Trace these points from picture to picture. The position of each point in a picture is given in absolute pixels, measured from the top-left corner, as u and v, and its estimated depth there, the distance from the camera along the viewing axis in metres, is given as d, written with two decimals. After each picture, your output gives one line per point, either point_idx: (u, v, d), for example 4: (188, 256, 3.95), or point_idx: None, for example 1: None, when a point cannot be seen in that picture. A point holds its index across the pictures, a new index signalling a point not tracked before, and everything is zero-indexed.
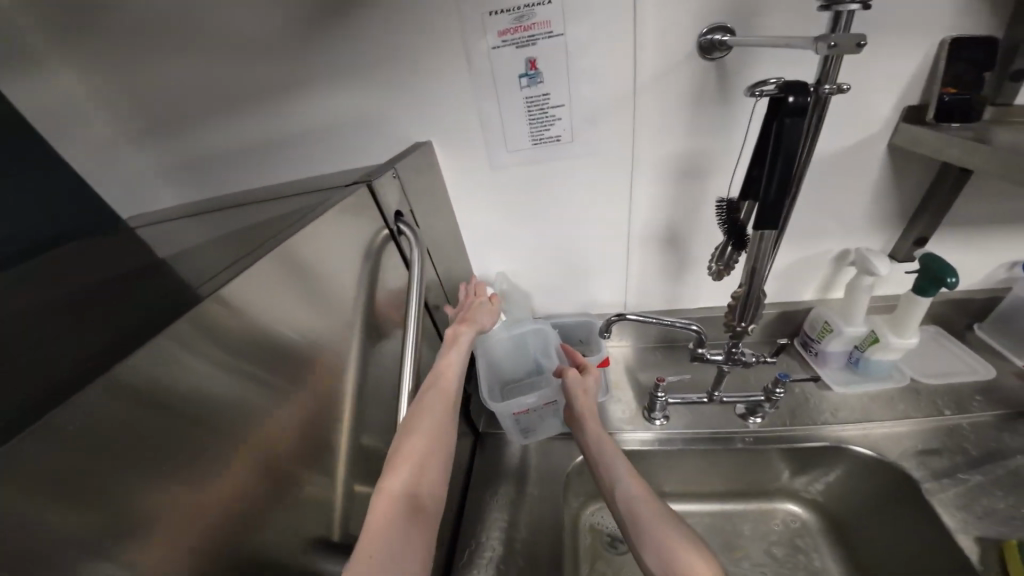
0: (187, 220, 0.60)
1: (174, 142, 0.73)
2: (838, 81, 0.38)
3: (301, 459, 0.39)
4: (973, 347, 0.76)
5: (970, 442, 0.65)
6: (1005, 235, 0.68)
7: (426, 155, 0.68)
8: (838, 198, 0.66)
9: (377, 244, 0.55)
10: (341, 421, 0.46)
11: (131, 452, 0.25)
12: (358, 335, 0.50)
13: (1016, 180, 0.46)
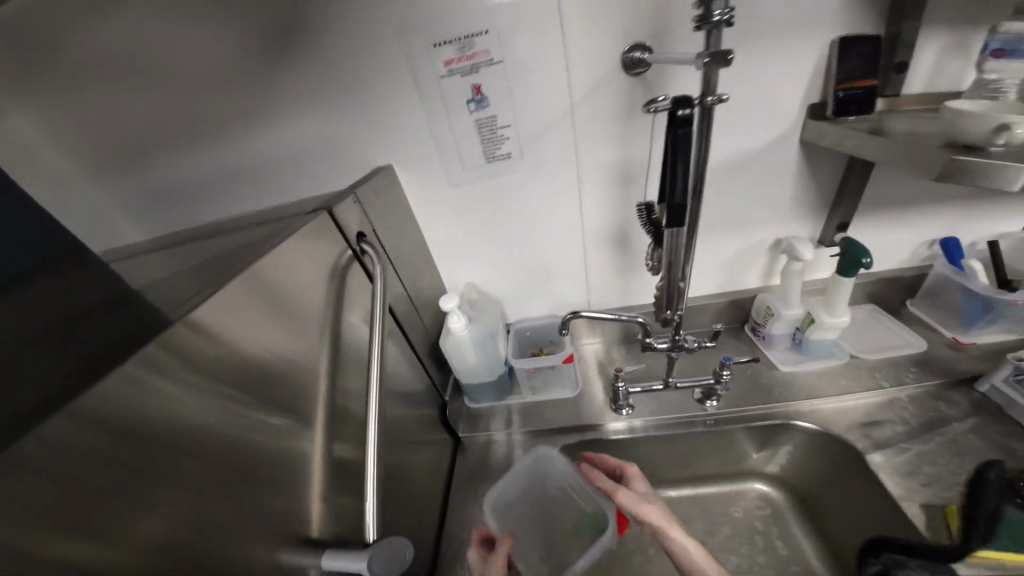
0: (159, 252, 0.64)
1: (140, 176, 0.76)
2: (720, 92, 0.44)
3: (273, 467, 0.42)
4: (908, 321, 0.83)
5: (908, 410, 0.71)
6: (916, 216, 0.76)
7: (387, 177, 0.73)
8: (764, 192, 0.73)
9: (342, 264, 0.60)
10: (311, 430, 0.49)
11: (105, 469, 0.28)
12: (325, 347, 0.54)
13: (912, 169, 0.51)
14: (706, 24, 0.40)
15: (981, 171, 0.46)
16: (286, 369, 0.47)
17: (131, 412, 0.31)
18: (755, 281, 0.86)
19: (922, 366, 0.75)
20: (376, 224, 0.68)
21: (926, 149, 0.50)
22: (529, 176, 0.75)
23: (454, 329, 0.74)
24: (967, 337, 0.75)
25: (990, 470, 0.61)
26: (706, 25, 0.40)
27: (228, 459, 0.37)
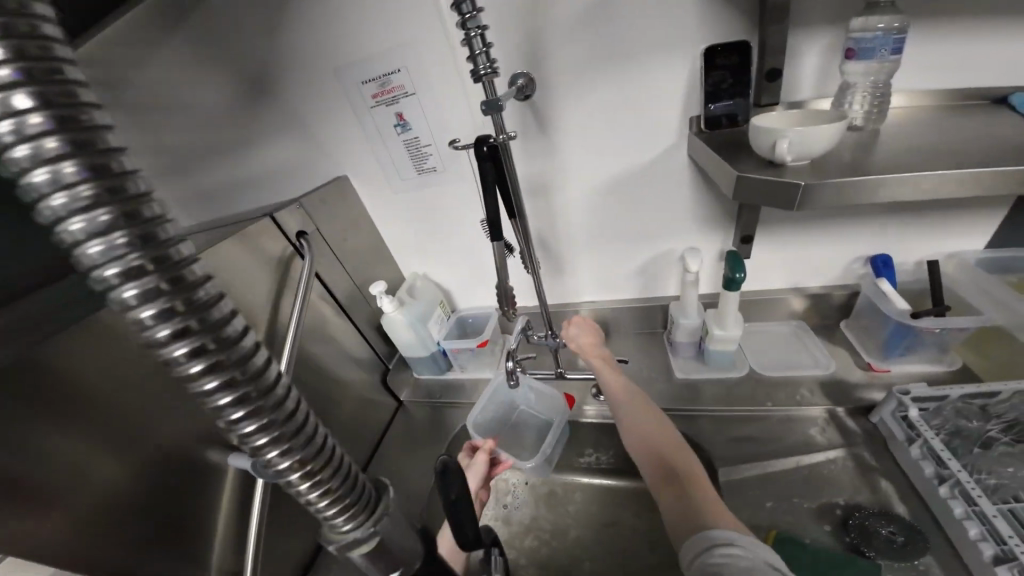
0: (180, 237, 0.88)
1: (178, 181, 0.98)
2: (507, 130, 0.53)
3: None
4: (832, 340, 0.80)
5: (792, 430, 0.71)
6: (832, 231, 0.74)
7: (340, 186, 0.91)
8: (663, 201, 0.77)
9: (286, 257, 0.80)
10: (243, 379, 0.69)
11: (71, 381, 0.47)
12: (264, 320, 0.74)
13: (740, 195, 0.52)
14: (480, 77, 0.48)
15: (770, 189, 0.49)
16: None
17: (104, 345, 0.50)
18: (674, 288, 0.89)
19: (825, 387, 0.73)
20: (321, 225, 0.86)
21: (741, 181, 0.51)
22: (454, 186, 0.88)
23: (387, 312, 0.90)
24: (883, 364, 0.73)
25: (835, 505, 0.63)
26: (481, 78, 0.48)
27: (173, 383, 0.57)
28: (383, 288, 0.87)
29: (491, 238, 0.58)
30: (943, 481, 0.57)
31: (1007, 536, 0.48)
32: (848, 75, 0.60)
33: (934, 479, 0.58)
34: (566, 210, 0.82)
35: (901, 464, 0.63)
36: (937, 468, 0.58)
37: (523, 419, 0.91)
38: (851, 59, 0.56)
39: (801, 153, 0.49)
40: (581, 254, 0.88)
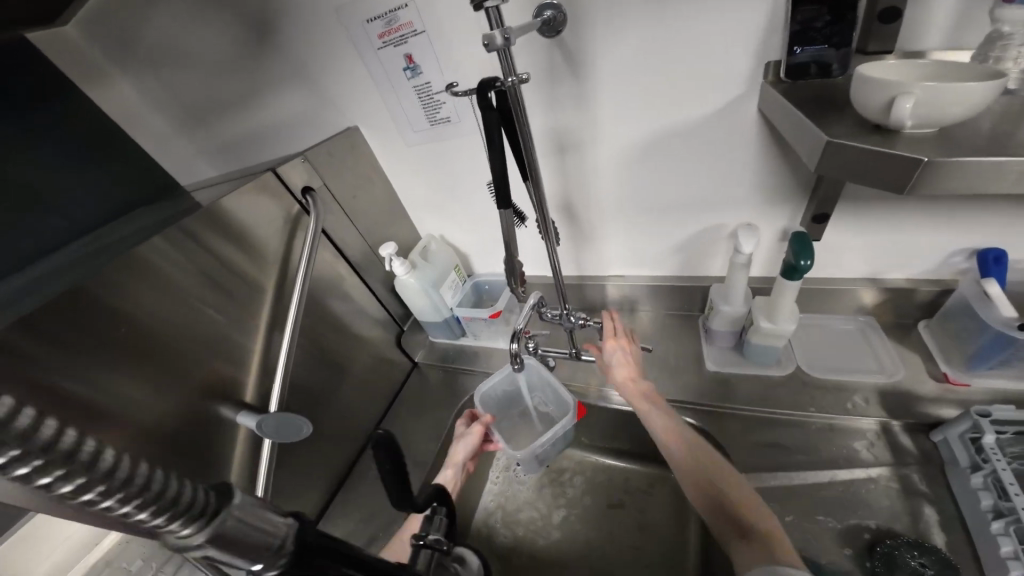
0: (198, 192, 0.84)
1: (202, 135, 0.94)
2: (517, 72, 0.41)
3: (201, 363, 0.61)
4: (903, 344, 0.68)
5: (833, 442, 0.62)
6: (935, 215, 0.59)
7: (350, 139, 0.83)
8: (718, 167, 0.64)
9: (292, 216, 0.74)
10: (246, 343, 0.68)
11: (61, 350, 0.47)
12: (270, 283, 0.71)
13: (828, 166, 0.38)
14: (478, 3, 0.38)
15: (865, 165, 0.36)
16: (226, 295, 0.65)
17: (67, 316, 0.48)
18: (719, 269, 0.78)
19: (883, 396, 0.63)
20: (328, 179, 0.79)
21: (830, 146, 0.37)
22: (471, 142, 0.77)
23: (398, 276, 0.85)
24: (963, 377, 0.61)
25: (863, 529, 0.55)
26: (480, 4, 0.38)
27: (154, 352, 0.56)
28: (394, 250, 0.81)
29: (496, 205, 0.48)
30: (999, 515, 0.48)
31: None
32: (1000, 23, 0.41)
33: (989, 512, 0.49)
34: (598, 172, 0.71)
35: (954, 492, 0.54)
36: (996, 500, 0.48)
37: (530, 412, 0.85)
38: (1010, 5, 0.39)
39: (926, 116, 0.35)
40: (612, 224, 0.77)
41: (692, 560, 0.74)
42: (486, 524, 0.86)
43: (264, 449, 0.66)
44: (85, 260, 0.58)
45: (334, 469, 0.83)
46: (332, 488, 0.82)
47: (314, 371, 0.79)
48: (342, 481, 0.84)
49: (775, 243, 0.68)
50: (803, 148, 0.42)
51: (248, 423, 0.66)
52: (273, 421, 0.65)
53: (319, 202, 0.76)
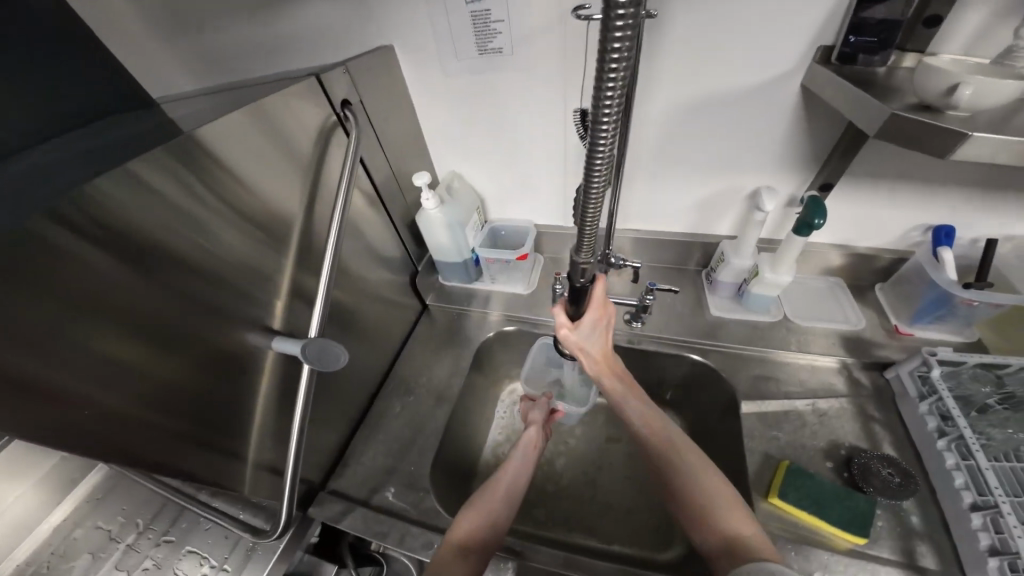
0: (194, 96, 0.72)
1: (187, 31, 0.80)
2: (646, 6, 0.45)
3: (238, 284, 0.56)
4: (864, 302, 0.82)
5: (811, 377, 0.75)
6: (914, 195, 0.71)
7: (384, 59, 0.75)
8: (751, 134, 0.71)
9: (326, 133, 0.67)
10: (278, 267, 0.62)
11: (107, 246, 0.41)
12: (302, 205, 0.65)
13: (898, 139, 0.46)
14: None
15: (926, 134, 0.43)
16: (266, 215, 0.58)
17: (117, 210, 0.41)
18: (726, 228, 0.87)
19: (851, 342, 0.76)
20: (362, 98, 0.72)
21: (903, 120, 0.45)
22: (518, 82, 0.73)
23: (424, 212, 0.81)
24: (908, 328, 0.76)
25: (840, 445, 0.66)
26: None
27: (199, 266, 0.50)
28: (429, 181, 0.73)
29: None
30: (941, 435, 0.61)
31: (992, 485, 0.52)
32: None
33: (934, 432, 0.61)
34: (643, 126, 0.75)
35: (902, 415, 0.67)
36: (939, 423, 0.61)
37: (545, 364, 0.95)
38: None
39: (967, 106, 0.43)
40: (644, 178, 0.83)
41: None
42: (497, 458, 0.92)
43: (303, 375, 0.63)
44: (87, 150, 0.46)
45: (352, 407, 0.82)
46: (351, 427, 0.82)
47: (336, 305, 0.75)
48: (360, 420, 0.84)
49: (785, 208, 0.79)
50: (866, 119, 0.49)
51: (287, 348, 0.62)
52: (315, 347, 0.61)
53: (356, 120, 0.69)
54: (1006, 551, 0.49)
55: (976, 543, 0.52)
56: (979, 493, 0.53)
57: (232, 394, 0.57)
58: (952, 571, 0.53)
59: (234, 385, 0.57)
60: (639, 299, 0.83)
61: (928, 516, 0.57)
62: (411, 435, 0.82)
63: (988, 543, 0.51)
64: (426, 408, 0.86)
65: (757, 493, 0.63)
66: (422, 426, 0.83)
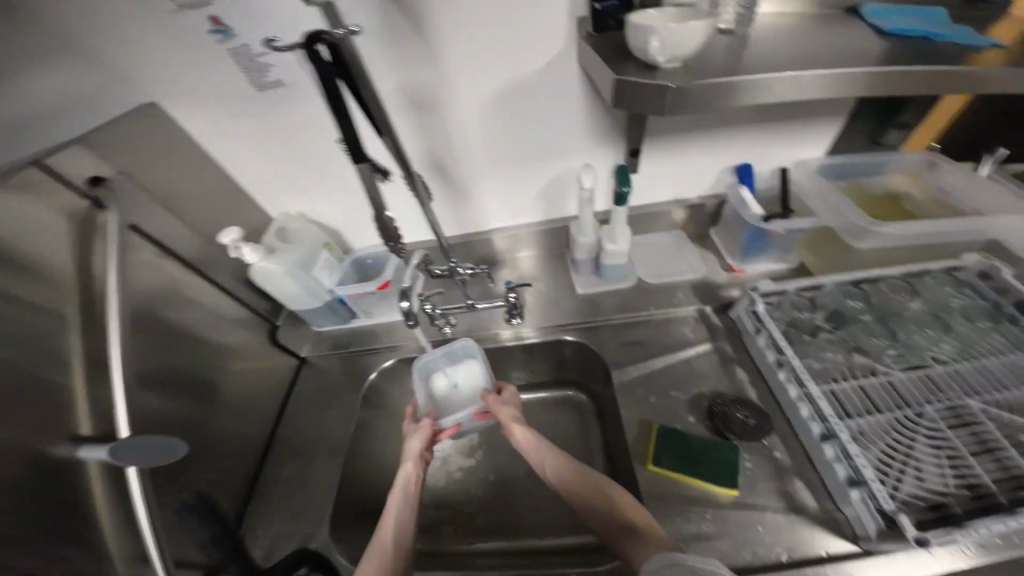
0: None
1: None
2: (345, 25, 0.42)
3: (22, 415, 0.47)
4: (706, 248, 0.89)
5: (673, 330, 0.80)
6: (704, 144, 0.78)
7: (157, 122, 0.68)
8: (558, 117, 0.73)
9: (91, 219, 0.57)
10: (78, 378, 0.53)
11: None
12: (79, 309, 0.55)
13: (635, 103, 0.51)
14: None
15: (649, 94, 0.49)
16: (26, 337, 0.49)
17: None
18: (570, 208, 0.91)
19: (697, 290, 0.83)
20: (123, 168, 0.64)
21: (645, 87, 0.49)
22: (310, 108, 0.71)
23: (252, 264, 0.74)
24: (741, 265, 0.82)
25: (700, 398, 0.72)
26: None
27: None
28: (238, 236, 0.70)
29: (354, 160, 0.47)
30: (780, 364, 0.68)
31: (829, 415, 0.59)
32: None
33: (774, 363, 0.68)
34: (462, 128, 0.74)
35: (750, 352, 0.74)
36: (776, 355, 0.68)
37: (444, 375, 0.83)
38: None
39: (670, 52, 0.48)
40: (483, 176, 0.82)
41: (601, 454, 0.86)
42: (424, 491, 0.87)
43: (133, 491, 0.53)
44: None
45: (234, 489, 0.72)
46: (240, 508, 0.71)
47: (175, 398, 0.66)
48: (248, 498, 0.73)
49: (607, 180, 0.83)
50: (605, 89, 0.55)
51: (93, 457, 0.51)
52: (135, 447, 0.52)
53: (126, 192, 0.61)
54: (860, 481, 0.55)
55: (836, 474, 0.58)
56: (822, 423, 0.60)
57: (66, 539, 0.48)
58: (828, 505, 0.59)
59: (64, 526, 0.48)
60: (504, 298, 0.83)
61: (792, 450, 0.64)
62: (309, 498, 0.73)
63: (845, 474, 0.57)
64: (322, 465, 0.77)
65: (638, 461, 0.67)
66: (321, 483, 0.74)
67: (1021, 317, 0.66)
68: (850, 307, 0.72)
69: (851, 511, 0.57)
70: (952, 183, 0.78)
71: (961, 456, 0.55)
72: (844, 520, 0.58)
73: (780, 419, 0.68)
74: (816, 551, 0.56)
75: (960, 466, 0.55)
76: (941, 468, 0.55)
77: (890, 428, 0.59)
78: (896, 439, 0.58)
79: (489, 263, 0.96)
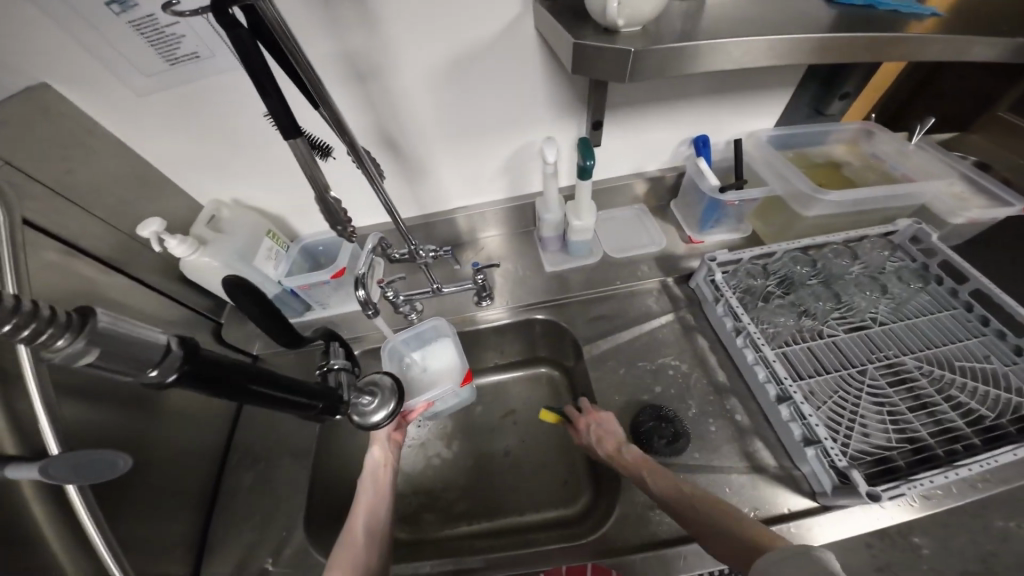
0: None
1: None
2: None
3: None
4: (666, 220, 0.91)
5: (639, 303, 0.82)
6: (663, 117, 0.77)
7: (44, 106, 0.57)
8: (515, 88, 0.70)
9: None
10: None
11: None
12: None
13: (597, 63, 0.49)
14: None
15: (604, 55, 0.48)
16: None
17: None
18: (535, 184, 0.88)
19: (660, 261, 0.85)
20: (11, 156, 0.54)
21: (606, 49, 0.47)
22: (238, 85, 0.63)
23: (183, 258, 0.67)
24: (700, 236, 0.85)
25: (668, 364, 0.74)
26: None
27: None
28: (161, 226, 0.62)
29: (286, 137, 0.41)
30: (738, 331, 0.71)
31: (783, 378, 0.62)
32: None
33: (734, 332, 0.71)
34: (413, 100, 0.69)
35: (710, 320, 0.77)
36: (734, 322, 0.71)
37: (410, 359, 0.80)
38: None
39: (632, 16, 0.46)
40: (441, 153, 0.78)
41: None
42: (402, 479, 0.85)
43: (80, 507, 0.46)
44: None
45: (192, 500, 0.66)
46: (202, 516, 0.66)
47: (117, 416, 0.59)
48: (212, 505, 0.68)
49: (571, 154, 0.81)
50: (562, 51, 0.52)
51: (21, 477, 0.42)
52: (65, 463, 0.42)
53: (10, 190, 0.52)
54: (815, 440, 0.59)
55: (792, 435, 0.62)
56: (778, 385, 0.64)
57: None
58: (787, 463, 0.64)
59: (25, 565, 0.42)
60: (471, 281, 0.81)
61: (752, 411, 0.69)
62: (277, 501, 0.69)
63: (801, 433, 0.61)
64: (287, 466, 0.72)
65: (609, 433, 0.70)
66: (288, 485, 0.70)
67: (945, 277, 0.73)
68: (798, 273, 0.76)
69: (808, 468, 0.61)
70: (885, 149, 0.83)
71: (899, 411, 0.62)
72: (800, 476, 0.62)
73: (739, 381, 0.72)
74: (780, 507, 0.60)
75: (899, 420, 0.61)
76: (883, 425, 0.61)
77: (837, 389, 0.64)
78: (842, 397, 0.63)
79: (451, 245, 0.93)
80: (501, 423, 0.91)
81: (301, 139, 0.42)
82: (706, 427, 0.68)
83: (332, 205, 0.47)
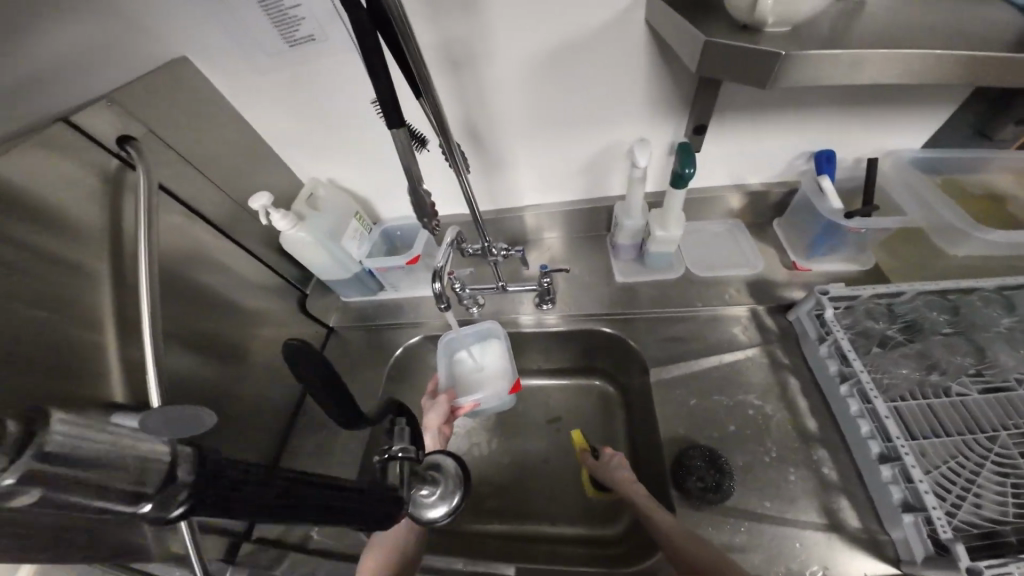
0: None
1: None
2: None
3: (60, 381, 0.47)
4: (763, 240, 0.81)
5: (719, 328, 0.74)
6: (781, 126, 0.69)
7: (183, 78, 0.64)
8: (612, 84, 0.66)
9: (117, 178, 0.55)
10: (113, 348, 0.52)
11: None
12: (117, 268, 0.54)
13: (736, 67, 0.43)
14: None
15: (744, 57, 0.42)
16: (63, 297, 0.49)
17: None
18: (618, 187, 0.84)
19: (750, 285, 0.76)
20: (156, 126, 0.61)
21: (748, 53, 0.41)
22: (345, 69, 0.66)
23: (283, 231, 0.72)
24: (805, 263, 0.76)
25: (746, 403, 0.67)
26: None
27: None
28: (268, 201, 0.67)
29: (389, 125, 0.42)
30: (844, 377, 0.61)
31: (894, 435, 0.52)
32: None
33: (838, 376, 0.62)
34: (503, 92, 0.67)
35: (807, 360, 0.68)
36: (840, 366, 0.61)
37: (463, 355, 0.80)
38: None
39: (784, 14, 0.41)
40: (523, 148, 0.76)
41: (626, 447, 0.83)
42: None
43: None
44: None
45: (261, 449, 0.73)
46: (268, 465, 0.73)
47: (210, 363, 0.66)
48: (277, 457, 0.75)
49: (665, 159, 0.75)
50: (686, 49, 0.47)
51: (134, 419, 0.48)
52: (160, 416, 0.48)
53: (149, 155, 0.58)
54: (918, 506, 0.50)
55: (890, 497, 0.53)
56: (884, 443, 0.54)
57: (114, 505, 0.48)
58: (875, 526, 0.55)
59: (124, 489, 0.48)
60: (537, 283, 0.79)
61: (838, 468, 0.60)
62: (331, 465, 0.73)
63: (901, 497, 0.52)
64: (344, 435, 0.76)
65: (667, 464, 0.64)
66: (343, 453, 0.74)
67: None
68: (928, 318, 0.64)
69: (899, 534, 0.52)
70: None
71: None
72: (887, 541, 0.53)
73: (830, 433, 0.62)
74: (854, 572, 0.52)
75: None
76: (1002, 497, 0.50)
77: (954, 452, 0.53)
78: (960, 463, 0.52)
79: (521, 242, 0.92)
80: (548, 429, 0.88)
81: (401, 127, 0.42)
82: (784, 475, 0.60)
83: (419, 195, 0.46)
